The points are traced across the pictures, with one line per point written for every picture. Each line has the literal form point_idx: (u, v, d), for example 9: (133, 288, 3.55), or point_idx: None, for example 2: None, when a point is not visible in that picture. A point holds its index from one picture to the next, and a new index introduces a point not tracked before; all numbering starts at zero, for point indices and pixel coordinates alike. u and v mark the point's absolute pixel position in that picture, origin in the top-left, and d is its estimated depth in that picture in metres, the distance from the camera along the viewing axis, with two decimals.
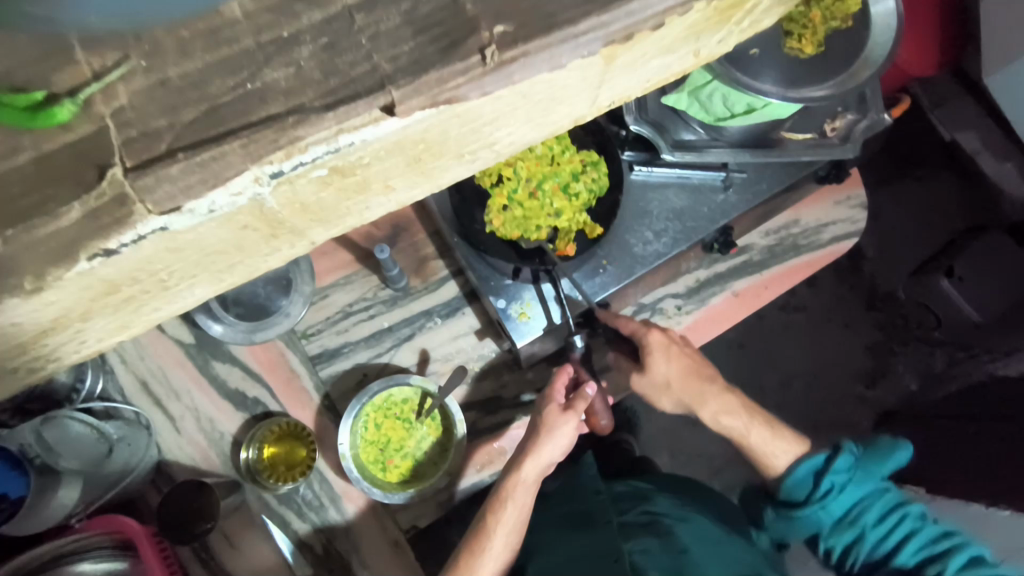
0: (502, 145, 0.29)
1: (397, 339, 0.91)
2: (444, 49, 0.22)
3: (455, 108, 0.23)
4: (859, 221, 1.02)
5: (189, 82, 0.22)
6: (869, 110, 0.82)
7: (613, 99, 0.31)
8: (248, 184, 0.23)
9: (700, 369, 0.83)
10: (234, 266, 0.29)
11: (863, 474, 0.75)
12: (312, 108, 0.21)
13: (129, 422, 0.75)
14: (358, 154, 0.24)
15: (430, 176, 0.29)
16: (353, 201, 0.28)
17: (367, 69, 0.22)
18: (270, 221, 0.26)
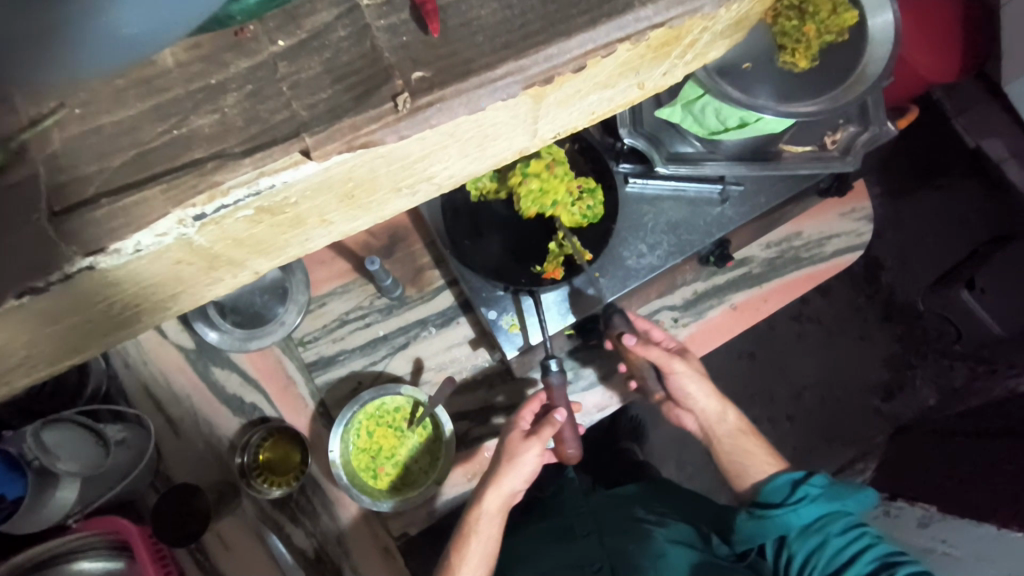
0: (442, 178, 0.34)
1: (392, 348, 0.92)
2: (358, 97, 0.26)
3: (374, 150, 0.28)
4: (865, 233, 1.00)
5: (120, 129, 0.26)
6: (871, 123, 0.80)
7: (558, 131, 0.35)
8: (172, 227, 0.27)
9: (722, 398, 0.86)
10: (178, 293, 0.34)
11: (836, 493, 0.73)
12: (232, 154, 0.26)
13: (131, 425, 0.78)
14: (281, 194, 0.28)
15: (367, 209, 0.34)
16: (291, 233, 0.33)
17: (285, 115, 0.26)
18: (201, 254, 0.31)
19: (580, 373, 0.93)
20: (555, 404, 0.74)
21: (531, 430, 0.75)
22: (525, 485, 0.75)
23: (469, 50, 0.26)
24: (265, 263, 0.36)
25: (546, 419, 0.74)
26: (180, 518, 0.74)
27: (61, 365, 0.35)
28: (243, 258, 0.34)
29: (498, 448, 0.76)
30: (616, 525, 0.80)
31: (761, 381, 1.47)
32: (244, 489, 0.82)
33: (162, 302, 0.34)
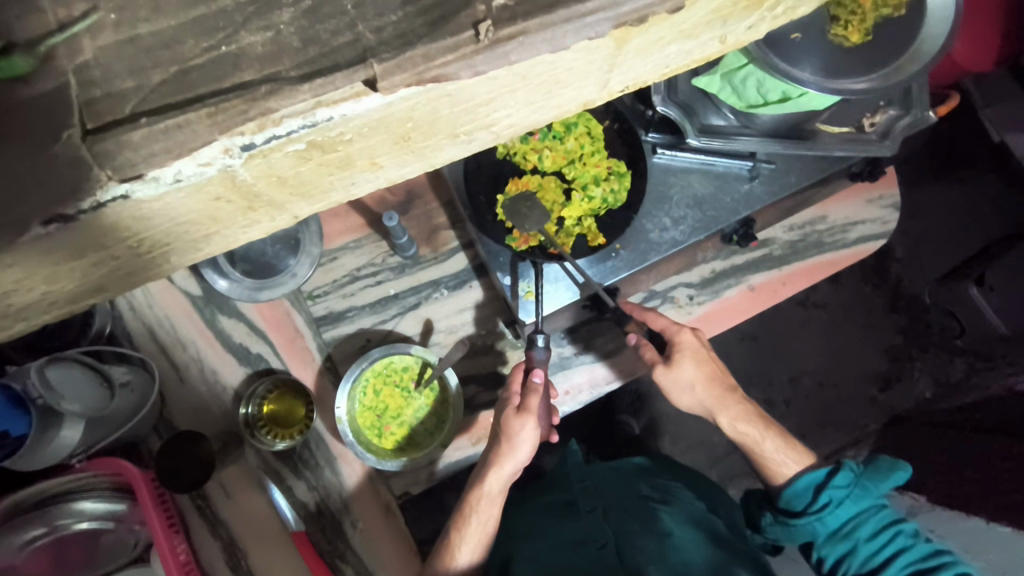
0: (500, 127, 0.32)
1: (403, 307, 0.90)
2: (432, 23, 0.23)
3: (443, 86, 0.25)
4: (891, 222, 0.98)
5: (160, 41, 0.24)
6: (914, 106, 0.76)
7: (627, 85, 0.33)
8: (217, 156, 0.25)
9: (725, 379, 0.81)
10: (211, 235, 0.32)
11: (860, 490, 0.75)
12: (287, 78, 0.23)
13: (135, 368, 0.78)
14: (337, 128, 0.26)
15: (419, 154, 0.31)
16: (338, 175, 0.30)
17: (349, 38, 0.23)
18: (241, 191, 0.29)
19: (591, 344, 0.92)
20: (533, 367, 0.71)
21: (519, 402, 0.71)
22: (526, 463, 0.73)
23: None
24: (305, 208, 0.33)
25: (528, 387, 0.72)
26: (183, 461, 0.75)
27: (79, 305, 0.34)
28: (284, 200, 0.31)
29: (496, 426, 0.74)
30: (624, 502, 0.80)
31: (762, 364, 1.45)
32: (249, 439, 0.82)
33: (193, 243, 0.32)
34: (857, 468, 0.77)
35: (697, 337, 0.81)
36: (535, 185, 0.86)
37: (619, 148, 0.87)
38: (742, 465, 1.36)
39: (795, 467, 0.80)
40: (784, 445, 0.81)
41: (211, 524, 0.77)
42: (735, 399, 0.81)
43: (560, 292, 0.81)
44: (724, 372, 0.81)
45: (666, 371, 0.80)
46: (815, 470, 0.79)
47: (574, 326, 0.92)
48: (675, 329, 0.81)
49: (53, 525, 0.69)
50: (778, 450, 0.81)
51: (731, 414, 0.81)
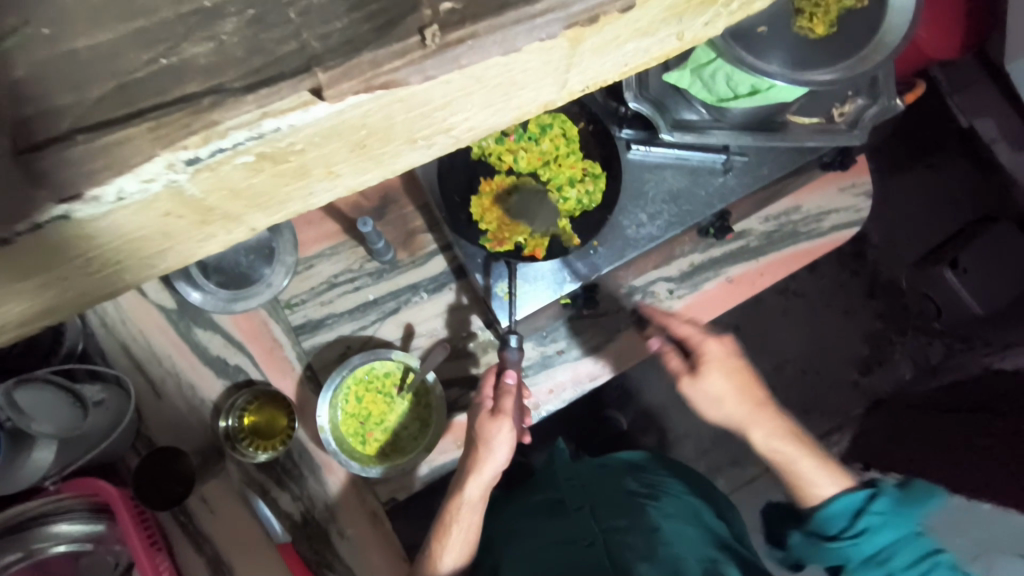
0: (459, 131, 0.32)
1: (382, 313, 0.90)
2: (379, 29, 0.23)
3: (394, 92, 0.25)
4: (863, 210, 0.99)
5: (98, 55, 0.23)
6: (881, 95, 0.77)
7: (587, 84, 0.33)
8: (160, 172, 0.24)
9: (759, 395, 0.78)
10: (164, 251, 0.31)
11: (898, 517, 0.70)
12: (232, 89, 0.23)
13: (109, 385, 0.77)
14: (286, 139, 0.25)
15: (379, 161, 0.31)
16: (294, 185, 0.30)
17: (295, 46, 0.23)
18: (191, 205, 0.28)
19: (573, 342, 0.92)
20: (505, 367, 0.72)
21: (494, 405, 0.71)
22: (505, 467, 0.73)
23: None
24: (264, 220, 0.33)
25: (501, 389, 0.72)
26: (163, 480, 0.75)
27: (32, 326, 0.33)
28: (240, 212, 0.30)
29: (471, 431, 0.74)
30: (611, 499, 0.80)
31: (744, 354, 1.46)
32: (230, 453, 0.81)
33: (147, 259, 0.31)
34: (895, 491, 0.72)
35: (726, 347, 0.77)
36: (509, 186, 0.86)
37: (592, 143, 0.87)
38: (729, 454, 1.38)
39: (827, 489, 0.75)
40: (822, 465, 0.77)
41: (196, 541, 0.76)
42: (766, 411, 0.78)
43: (540, 294, 0.82)
44: (754, 384, 0.77)
45: (692, 381, 0.77)
46: (850, 493, 0.73)
47: (555, 324, 0.92)
48: (700, 339, 0.77)
49: (30, 549, 0.67)
50: (815, 473, 0.76)
51: (766, 430, 0.78)
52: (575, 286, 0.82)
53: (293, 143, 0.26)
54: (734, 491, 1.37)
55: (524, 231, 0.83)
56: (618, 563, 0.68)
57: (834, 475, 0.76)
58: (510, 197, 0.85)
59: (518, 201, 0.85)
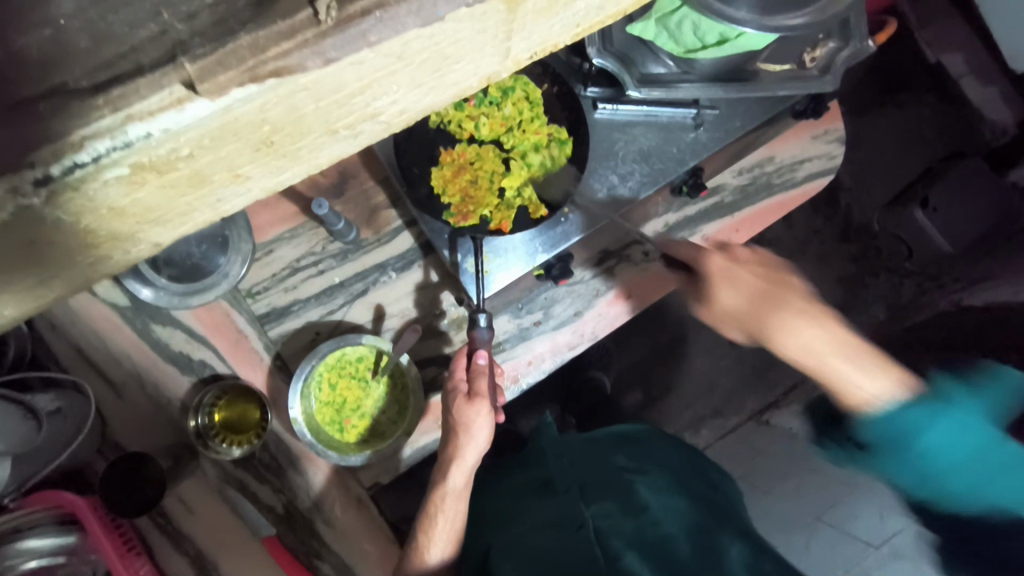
0: (390, 115, 0.29)
1: (350, 295, 0.86)
2: (257, 7, 0.21)
3: (295, 80, 0.23)
4: (837, 156, 0.97)
5: None
6: (852, 37, 0.73)
7: (534, 51, 0.30)
8: (4, 198, 0.22)
9: (782, 296, 0.69)
10: (52, 277, 0.29)
11: (978, 422, 0.60)
12: (75, 88, 0.21)
13: (65, 392, 0.73)
14: (166, 147, 0.23)
15: (294, 158, 0.29)
16: (190, 195, 0.27)
17: (149, 28, 0.22)
18: (64, 229, 0.25)
19: (550, 312, 0.90)
20: (475, 348, 0.70)
21: (469, 388, 0.70)
22: (486, 449, 0.71)
23: None
24: (167, 233, 0.30)
25: (473, 370, 0.70)
26: (132, 485, 0.72)
27: None
28: (131, 229, 0.28)
29: (447, 417, 0.72)
30: (601, 477, 0.80)
31: None
32: (203, 451, 0.78)
33: (31, 289, 0.29)
34: (962, 392, 0.61)
35: (734, 257, 0.71)
36: (472, 155, 0.81)
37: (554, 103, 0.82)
38: (712, 406, 1.39)
39: (872, 398, 0.64)
40: (856, 364, 0.65)
41: (176, 541, 0.74)
42: (794, 321, 0.67)
43: (514, 267, 0.79)
44: (768, 289, 0.69)
45: (704, 300, 0.73)
46: (895, 400, 0.63)
47: (531, 295, 0.89)
48: (703, 254, 0.71)
49: (3, 566, 0.64)
50: (860, 377, 0.64)
51: (793, 335, 0.67)
52: (549, 254, 0.79)
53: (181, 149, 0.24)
54: (717, 442, 1.38)
55: (489, 205, 0.79)
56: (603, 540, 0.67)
57: (872, 377, 0.64)
58: (474, 167, 0.81)
59: (481, 171, 0.81)
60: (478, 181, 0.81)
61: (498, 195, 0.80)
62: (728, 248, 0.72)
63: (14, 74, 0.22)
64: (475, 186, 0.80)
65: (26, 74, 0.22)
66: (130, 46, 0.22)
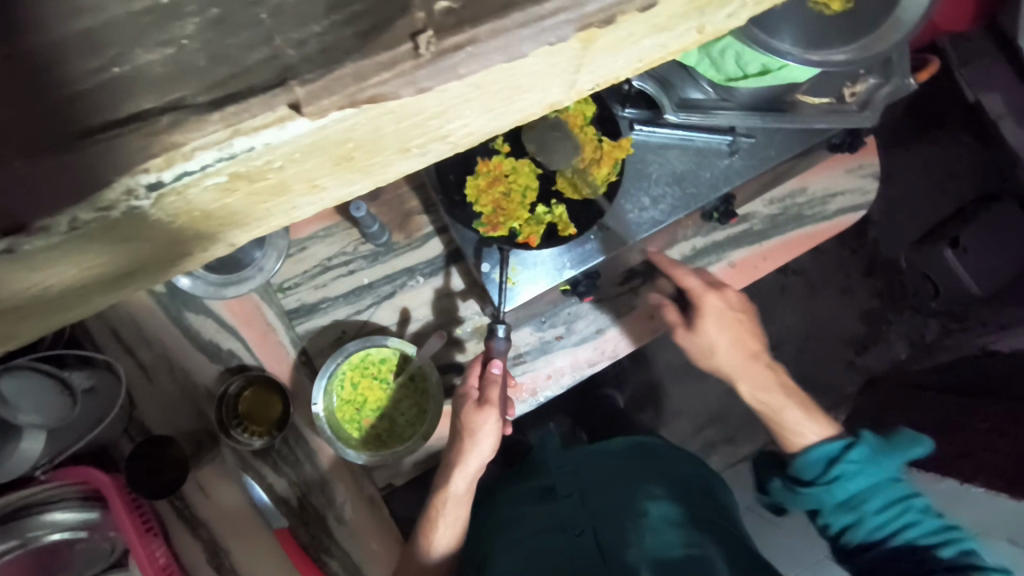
0: (457, 136, 0.31)
1: (377, 297, 0.87)
2: (365, 35, 0.22)
3: (384, 104, 0.25)
4: (870, 192, 0.97)
5: (41, 61, 0.22)
6: (894, 75, 0.73)
7: (597, 83, 0.31)
8: (118, 199, 0.24)
9: (751, 345, 0.80)
10: (131, 272, 0.31)
11: (883, 460, 0.69)
12: (195, 104, 0.22)
13: (98, 369, 0.76)
14: (261, 156, 0.25)
15: (367, 171, 0.31)
16: (273, 201, 0.30)
17: (266, 53, 0.23)
18: (160, 229, 0.28)
19: (572, 327, 0.91)
20: (491, 357, 0.71)
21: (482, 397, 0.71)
22: (490, 457, 0.72)
23: None
24: (241, 235, 0.33)
25: (486, 379, 0.71)
26: (157, 468, 0.76)
27: None
28: (214, 231, 0.31)
29: (455, 421, 0.73)
30: (603, 486, 0.80)
31: None
32: (224, 439, 0.79)
33: (115, 284, 0.32)
34: (878, 439, 0.71)
35: (724, 298, 0.80)
36: (508, 168, 0.82)
37: (593, 168, 0.80)
38: (725, 432, 1.38)
39: (811, 438, 0.74)
40: (805, 412, 0.76)
41: (192, 524, 0.78)
42: (754, 364, 0.80)
43: (542, 290, 0.80)
44: (750, 336, 0.80)
45: (689, 332, 0.81)
46: (831, 442, 0.72)
47: (554, 309, 0.90)
48: (699, 291, 0.80)
49: (26, 538, 0.66)
50: (798, 423, 0.76)
51: (752, 381, 0.79)
52: (576, 270, 0.80)
53: (271, 160, 0.26)
54: (728, 467, 1.37)
55: (519, 218, 0.80)
56: (606, 552, 0.68)
57: (816, 422, 0.75)
58: (507, 180, 0.81)
59: (515, 186, 0.81)
60: (510, 194, 0.81)
61: (528, 209, 0.81)
62: (722, 289, 0.81)
63: (130, 88, 0.22)
64: (507, 198, 0.81)
65: (144, 88, 0.22)
66: (243, 67, 0.23)
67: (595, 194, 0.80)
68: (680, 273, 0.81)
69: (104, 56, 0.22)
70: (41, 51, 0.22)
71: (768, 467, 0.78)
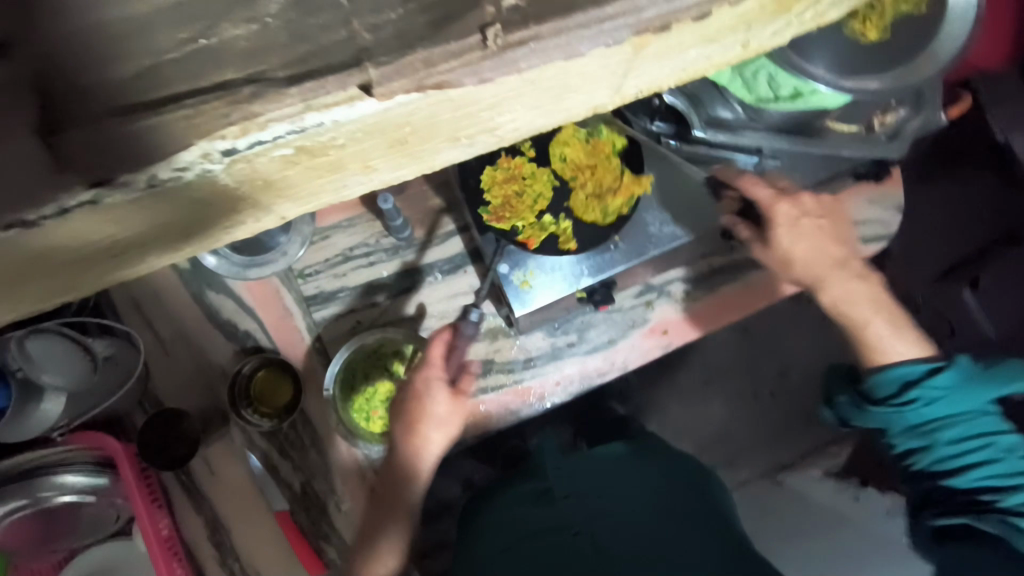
0: (505, 130, 0.32)
1: (395, 290, 0.88)
2: (435, 24, 0.24)
3: (446, 91, 0.26)
4: (892, 224, 0.97)
5: (134, 30, 0.25)
6: (924, 107, 0.74)
7: (641, 89, 0.32)
8: (196, 161, 0.25)
9: (833, 254, 0.81)
10: (190, 237, 0.33)
11: (978, 386, 0.67)
12: (274, 76, 0.24)
13: (119, 341, 0.79)
14: (327, 133, 0.26)
15: (416, 158, 0.32)
16: (329, 177, 0.31)
17: (342, 35, 0.25)
18: (224, 196, 0.29)
19: (584, 335, 0.91)
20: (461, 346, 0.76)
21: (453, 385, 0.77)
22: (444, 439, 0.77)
23: None
24: (294, 210, 0.34)
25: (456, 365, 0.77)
26: (167, 440, 0.77)
27: (53, 302, 0.35)
28: (270, 203, 0.32)
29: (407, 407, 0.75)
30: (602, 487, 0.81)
31: (752, 357, 1.42)
32: (235, 417, 0.80)
33: (174, 247, 0.34)
34: (974, 366, 0.68)
35: (800, 206, 0.80)
36: (527, 171, 0.84)
37: (610, 194, 0.83)
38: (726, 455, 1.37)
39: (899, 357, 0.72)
40: (892, 330, 0.77)
41: (196, 502, 0.79)
42: (839, 272, 0.81)
43: (556, 296, 0.80)
44: (831, 242, 0.81)
45: (765, 245, 0.82)
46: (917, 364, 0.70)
47: (568, 316, 0.90)
48: (769, 202, 0.79)
49: (35, 496, 0.71)
50: (884, 337, 0.76)
51: (836, 292, 0.80)
52: (593, 279, 0.81)
53: (333, 137, 0.27)
54: None
55: (524, 219, 0.81)
56: (602, 551, 0.68)
57: (904, 340, 0.76)
58: (524, 181, 0.83)
59: (529, 188, 0.83)
60: (524, 194, 0.83)
61: (536, 214, 0.82)
62: (797, 198, 0.80)
63: (214, 60, 0.25)
64: (519, 198, 0.82)
65: (227, 60, 0.25)
66: (319, 47, 0.25)
67: (602, 221, 0.81)
68: (749, 183, 0.78)
69: (198, 30, 0.25)
70: (136, 23, 0.25)
71: (836, 379, 0.77)
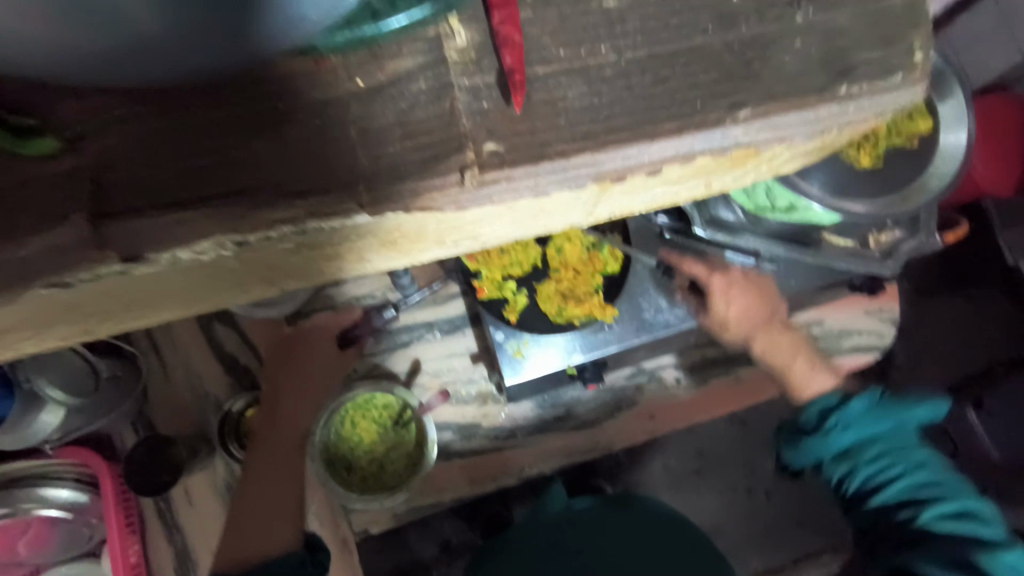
0: (487, 236, 0.41)
1: (393, 343, 0.90)
2: (427, 161, 0.31)
3: (436, 212, 0.34)
4: (887, 336, 0.99)
5: (181, 137, 0.30)
6: (919, 231, 0.77)
7: (613, 212, 0.42)
8: (211, 248, 0.31)
9: (764, 311, 0.84)
10: (200, 298, 0.39)
11: (881, 413, 0.78)
12: (289, 190, 0.31)
13: (125, 361, 0.82)
14: (326, 234, 0.33)
15: (404, 252, 0.40)
16: (325, 261, 0.38)
17: (351, 159, 0.31)
18: (230, 270, 0.36)
19: (572, 410, 0.92)
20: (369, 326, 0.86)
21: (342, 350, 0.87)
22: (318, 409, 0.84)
23: (548, 133, 0.32)
24: (292, 282, 0.41)
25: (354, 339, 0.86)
26: (147, 466, 0.77)
27: (75, 339, 0.41)
28: (270, 279, 0.39)
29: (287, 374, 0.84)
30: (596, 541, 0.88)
31: (747, 451, 1.39)
32: (219, 448, 0.83)
33: (187, 304, 0.40)
34: (878, 396, 0.79)
35: (731, 277, 0.82)
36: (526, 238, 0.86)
37: (572, 301, 0.84)
38: None
39: (816, 391, 0.85)
40: (810, 365, 0.87)
41: (171, 527, 0.82)
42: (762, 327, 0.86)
43: (547, 369, 0.82)
44: (758, 305, 0.83)
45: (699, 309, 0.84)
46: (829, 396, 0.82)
47: (558, 389, 0.91)
48: (706, 276, 0.81)
49: (16, 507, 0.73)
50: (805, 373, 0.87)
51: (766, 341, 0.87)
52: (585, 356, 0.83)
53: (332, 235, 0.34)
54: None
55: (491, 274, 0.85)
56: None
57: (819, 376, 0.87)
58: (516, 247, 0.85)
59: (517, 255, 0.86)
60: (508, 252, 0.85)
61: (503, 275, 0.86)
62: (727, 267, 0.82)
63: (242, 167, 0.30)
64: (503, 253, 0.85)
65: (250, 170, 0.31)
66: (330, 168, 0.31)
67: (552, 316, 0.84)
68: (688, 265, 0.81)
69: (232, 142, 0.30)
70: (185, 131, 0.30)
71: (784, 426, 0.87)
